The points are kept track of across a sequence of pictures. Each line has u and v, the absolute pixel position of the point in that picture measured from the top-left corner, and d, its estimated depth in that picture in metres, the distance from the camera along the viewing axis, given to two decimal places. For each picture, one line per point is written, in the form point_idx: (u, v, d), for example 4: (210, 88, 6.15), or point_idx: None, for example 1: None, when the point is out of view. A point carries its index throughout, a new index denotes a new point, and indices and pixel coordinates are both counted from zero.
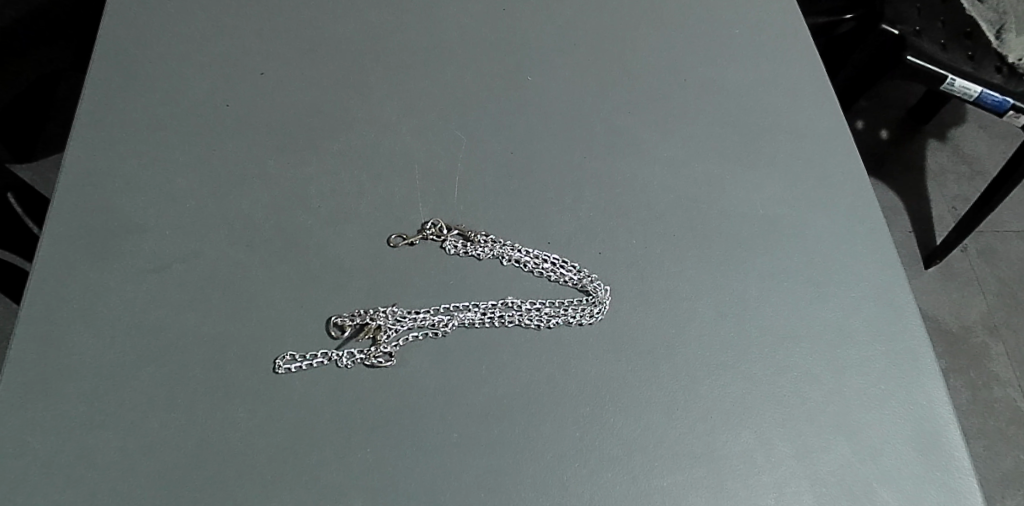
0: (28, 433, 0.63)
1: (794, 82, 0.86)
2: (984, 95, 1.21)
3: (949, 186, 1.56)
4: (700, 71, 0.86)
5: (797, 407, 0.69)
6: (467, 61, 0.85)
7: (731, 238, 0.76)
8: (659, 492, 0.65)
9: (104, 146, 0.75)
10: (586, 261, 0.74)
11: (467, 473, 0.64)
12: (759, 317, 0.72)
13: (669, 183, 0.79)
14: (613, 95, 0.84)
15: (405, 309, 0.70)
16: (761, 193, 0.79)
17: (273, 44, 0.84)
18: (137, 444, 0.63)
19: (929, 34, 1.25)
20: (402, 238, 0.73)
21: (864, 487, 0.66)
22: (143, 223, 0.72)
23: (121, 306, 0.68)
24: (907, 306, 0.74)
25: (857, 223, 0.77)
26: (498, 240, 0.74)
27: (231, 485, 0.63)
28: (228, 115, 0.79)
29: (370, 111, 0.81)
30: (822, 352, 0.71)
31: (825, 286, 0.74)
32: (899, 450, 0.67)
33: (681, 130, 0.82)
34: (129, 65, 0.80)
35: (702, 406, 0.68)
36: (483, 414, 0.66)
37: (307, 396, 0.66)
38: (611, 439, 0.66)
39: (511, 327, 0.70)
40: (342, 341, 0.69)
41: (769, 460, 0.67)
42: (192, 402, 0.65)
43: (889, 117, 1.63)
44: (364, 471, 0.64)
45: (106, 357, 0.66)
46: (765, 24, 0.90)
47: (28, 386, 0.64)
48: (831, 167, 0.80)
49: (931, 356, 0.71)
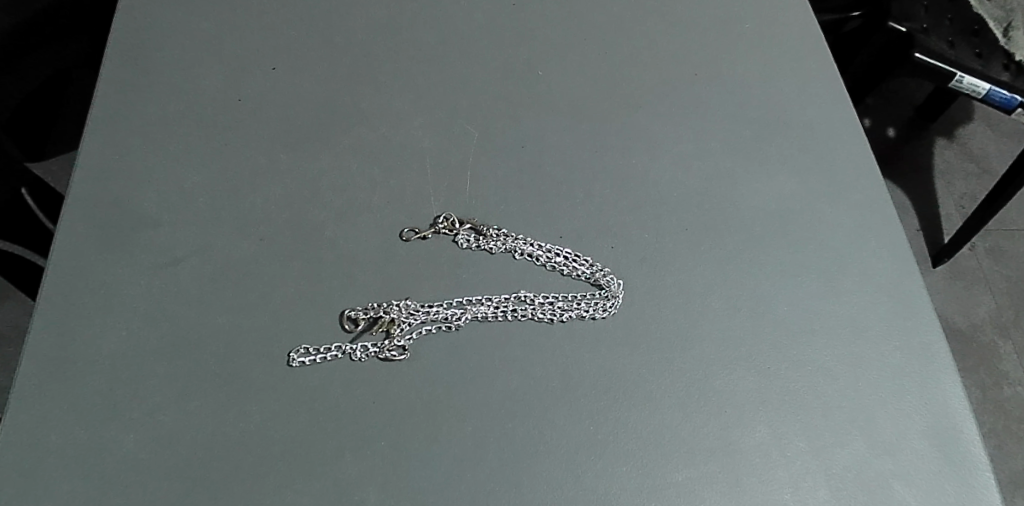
0: (44, 427, 0.63)
1: (805, 76, 0.86)
2: (993, 92, 1.21)
3: (956, 184, 1.55)
4: (711, 65, 0.86)
5: (811, 402, 0.68)
6: (478, 57, 0.85)
7: (743, 232, 0.76)
8: (674, 486, 0.65)
9: (117, 141, 0.76)
10: (599, 255, 0.74)
11: (481, 467, 0.64)
12: (772, 312, 0.72)
13: (681, 177, 0.79)
14: (624, 89, 0.84)
15: (418, 303, 0.70)
16: (773, 187, 0.79)
17: (284, 39, 0.84)
18: (154, 437, 0.63)
19: (936, 32, 1.25)
20: (414, 232, 0.74)
21: (879, 482, 0.66)
22: (156, 217, 0.72)
23: (135, 300, 0.68)
24: (921, 300, 0.73)
25: (870, 217, 0.77)
26: (511, 235, 0.74)
27: (247, 478, 0.63)
28: (240, 109, 0.79)
29: (382, 106, 0.81)
30: (836, 345, 0.71)
31: (838, 280, 0.74)
32: (915, 445, 0.67)
33: (691, 123, 0.82)
34: (141, 61, 0.81)
35: (717, 400, 0.68)
36: (496, 408, 0.66)
37: (322, 390, 0.66)
38: (626, 434, 0.66)
39: (524, 321, 0.70)
40: (356, 335, 0.69)
41: (784, 455, 0.66)
42: (208, 395, 0.65)
43: (897, 116, 1.62)
44: (378, 464, 0.64)
45: (121, 351, 0.66)
46: (774, 18, 0.90)
47: (44, 380, 0.64)
48: (842, 161, 0.80)
49: (945, 350, 0.71)
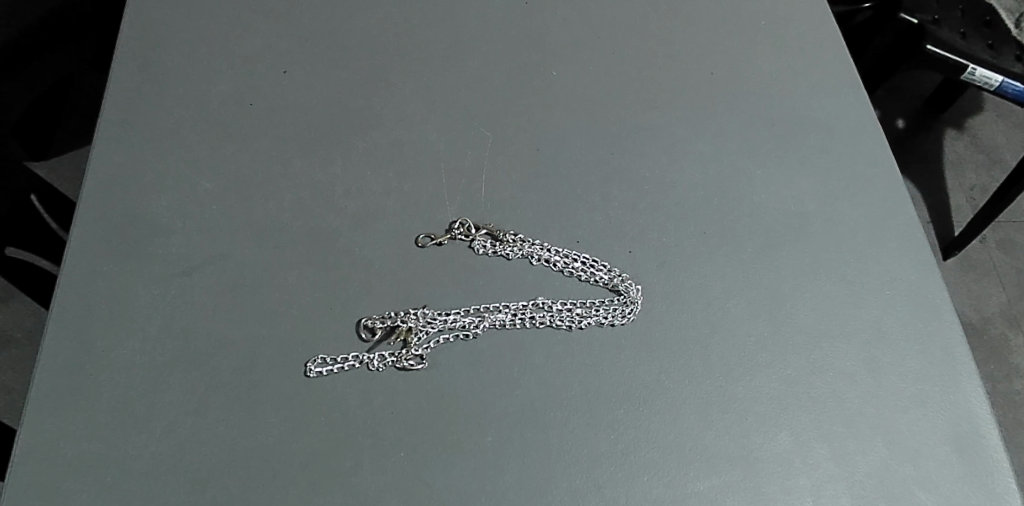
0: (61, 440, 0.62)
1: (822, 74, 0.85)
2: (1006, 84, 1.20)
3: (968, 176, 1.54)
4: (727, 64, 0.85)
5: (833, 408, 0.68)
6: (491, 58, 0.84)
7: (762, 235, 0.75)
8: (696, 495, 0.64)
9: (129, 147, 0.75)
10: (617, 260, 0.73)
11: (500, 476, 0.63)
12: (793, 314, 0.72)
13: (698, 178, 0.78)
14: (639, 90, 0.83)
15: (435, 310, 0.70)
16: (791, 189, 0.78)
17: (295, 41, 0.83)
18: (171, 448, 0.62)
19: (947, 23, 1.23)
20: (430, 238, 0.73)
21: (901, 488, 0.65)
22: (170, 225, 0.71)
23: (149, 309, 0.67)
24: (944, 303, 0.73)
25: (890, 219, 0.76)
26: (528, 240, 0.73)
27: (267, 489, 0.62)
28: (252, 114, 0.78)
29: (395, 109, 0.80)
30: (858, 351, 0.70)
31: (858, 284, 0.73)
32: (937, 451, 0.66)
33: (707, 124, 0.81)
34: (152, 64, 0.80)
35: (737, 407, 0.67)
36: (516, 417, 0.66)
37: (340, 399, 0.65)
38: (647, 442, 0.65)
39: (542, 328, 0.69)
40: (373, 344, 0.68)
41: (806, 462, 0.66)
42: (226, 405, 0.64)
43: (908, 107, 1.61)
44: (397, 475, 0.63)
45: (138, 361, 0.65)
46: (789, 16, 0.89)
47: (60, 392, 0.63)
48: (861, 163, 0.79)
49: (967, 354, 0.70)
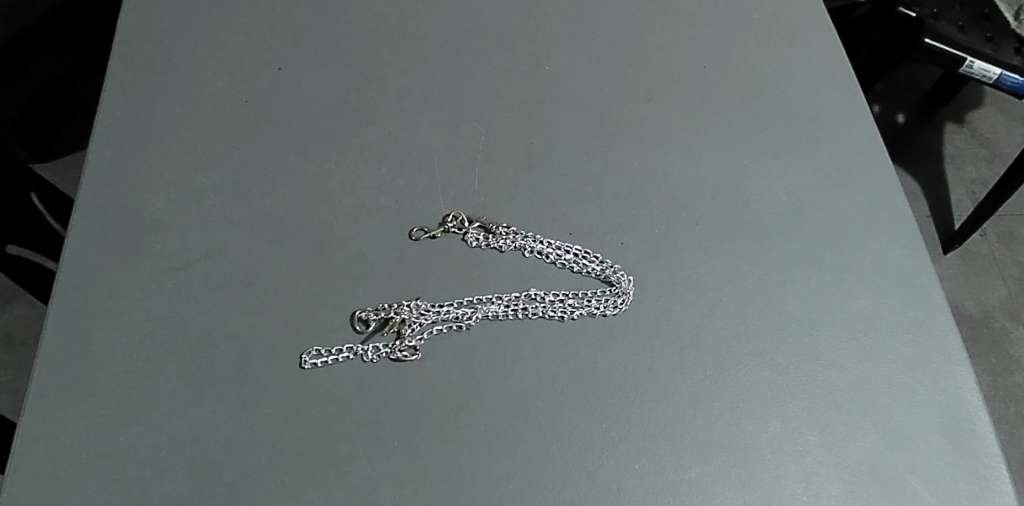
0: (59, 432, 0.63)
1: (814, 67, 0.85)
2: (1005, 77, 1.19)
3: (968, 170, 1.54)
4: (719, 57, 0.86)
5: (823, 395, 0.68)
6: (484, 54, 0.85)
7: (754, 226, 0.76)
8: (686, 482, 0.64)
9: (126, 144, 0.76)
10: (609, 251, 0.74)
11: (494, 467, 0.64)
12: (783, 304, 0.72)
13: (691, 170, 0.78)
14: (632, 83, 0.84)
15: (428, 303, 0.70)
16: (782, 180, 0.78)
17: (290, 39, 0.84)
18: (169, 439, 0.63)
19: (947, 16, 1.22)
20: (424, 232, 0.74)
21: (893, 475, 0.65)
22: (167, 221, 0.72)
23: (147, 303, 0.68)
24: (934, 291, 0.73)
25: (882, 209, 0.77)
26: (521, 232, 0.74)
27: (262, 478, 0.63)
28: (248, 111, 0.79)
29: (389, 104, 0.81)
30: (848, 339, 0.71)
31: (848, 274, 0.74)
32: (928, 437, 0.67)
33: (700, 117, 0.82)
34: (147, 63, 0.81)
35: (728, 395, 0.68)
36: (508, 407, 0.66)
37: (334, 391, 0.66)
38: (638, 430, 0.66)
39: (535, 319, 0.70)
40: (367, 335, 0.69)
41: (796, 449, 0.66)
42: (223, 396, 0.65)
43: (907, 101, 1.61)
44: (391, 464, 0.64)
45: (136, 355, 0.66)
46: (781, 9, 0.90)
47: (59, 385, 0.64)
48: (853, 154, 0.80)
49: (957, 341, 0.71)
